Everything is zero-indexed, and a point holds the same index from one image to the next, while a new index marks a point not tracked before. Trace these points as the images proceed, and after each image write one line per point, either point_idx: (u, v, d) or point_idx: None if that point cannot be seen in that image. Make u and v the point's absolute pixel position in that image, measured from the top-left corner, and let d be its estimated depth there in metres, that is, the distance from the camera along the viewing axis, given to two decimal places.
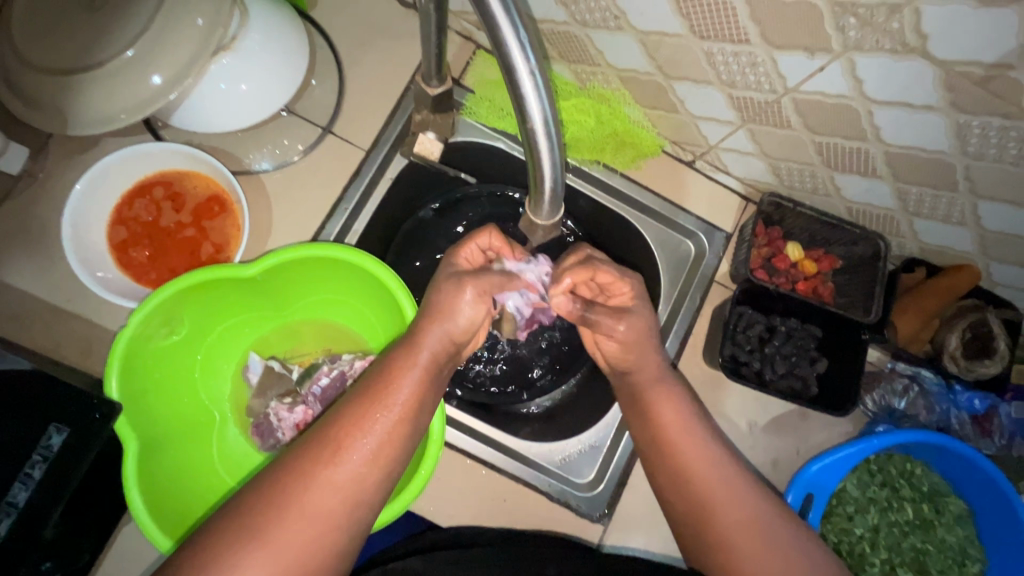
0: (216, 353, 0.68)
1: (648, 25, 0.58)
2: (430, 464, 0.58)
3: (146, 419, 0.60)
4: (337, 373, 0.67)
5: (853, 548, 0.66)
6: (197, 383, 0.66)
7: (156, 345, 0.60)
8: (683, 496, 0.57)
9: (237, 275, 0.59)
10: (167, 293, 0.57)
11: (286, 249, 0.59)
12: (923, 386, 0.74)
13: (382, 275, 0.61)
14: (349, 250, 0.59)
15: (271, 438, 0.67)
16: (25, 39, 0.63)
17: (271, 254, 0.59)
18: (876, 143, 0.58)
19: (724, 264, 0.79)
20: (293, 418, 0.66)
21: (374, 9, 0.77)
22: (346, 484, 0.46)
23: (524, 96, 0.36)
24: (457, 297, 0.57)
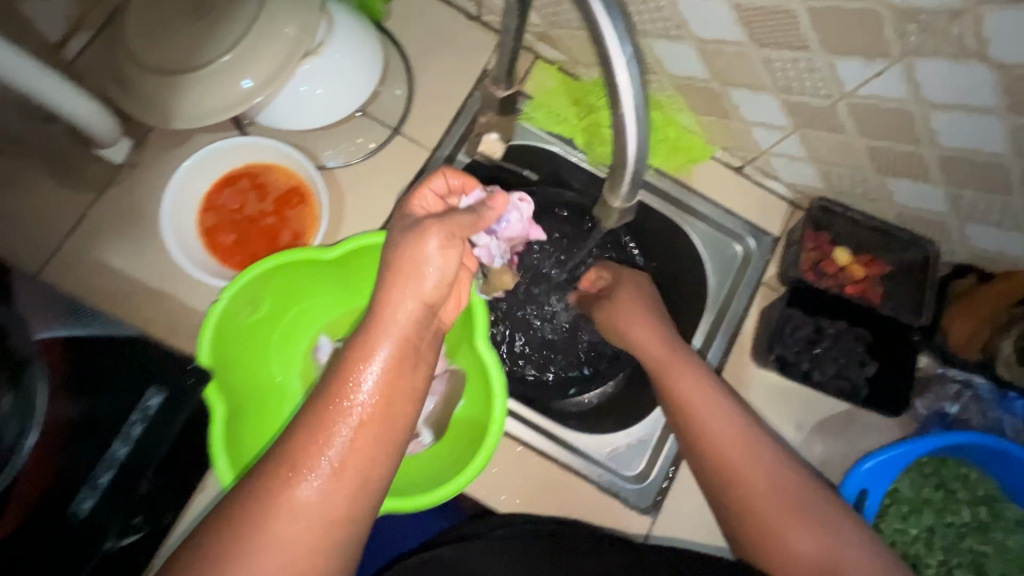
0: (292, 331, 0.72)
1: (709, 34, 0.62)
2: (492, 437, 0.59)
3: (234, 387, 0.64)
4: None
5: (909, 549, 0.66)
6: (272, 359, 0.71)
7: (243, 320, 0.65)
8: (734, 493, 0.61)
9: (318, 257, 0.63)
10: (257, 271, 0.61)
11: (364, 234, 0.63)
12: (977, 392, 0.74)
13: None
14: None
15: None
16: (135, 42, 0.70)
17: (353, 238, 0.63)
18: (930, 146, 0.60)
19: (771, 267, 0.81)
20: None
21: (442, 21, 0.82)
22: (313, 504, 0.41)
23: (617, 84, 0.39)
24: (419, 247, 0.47)
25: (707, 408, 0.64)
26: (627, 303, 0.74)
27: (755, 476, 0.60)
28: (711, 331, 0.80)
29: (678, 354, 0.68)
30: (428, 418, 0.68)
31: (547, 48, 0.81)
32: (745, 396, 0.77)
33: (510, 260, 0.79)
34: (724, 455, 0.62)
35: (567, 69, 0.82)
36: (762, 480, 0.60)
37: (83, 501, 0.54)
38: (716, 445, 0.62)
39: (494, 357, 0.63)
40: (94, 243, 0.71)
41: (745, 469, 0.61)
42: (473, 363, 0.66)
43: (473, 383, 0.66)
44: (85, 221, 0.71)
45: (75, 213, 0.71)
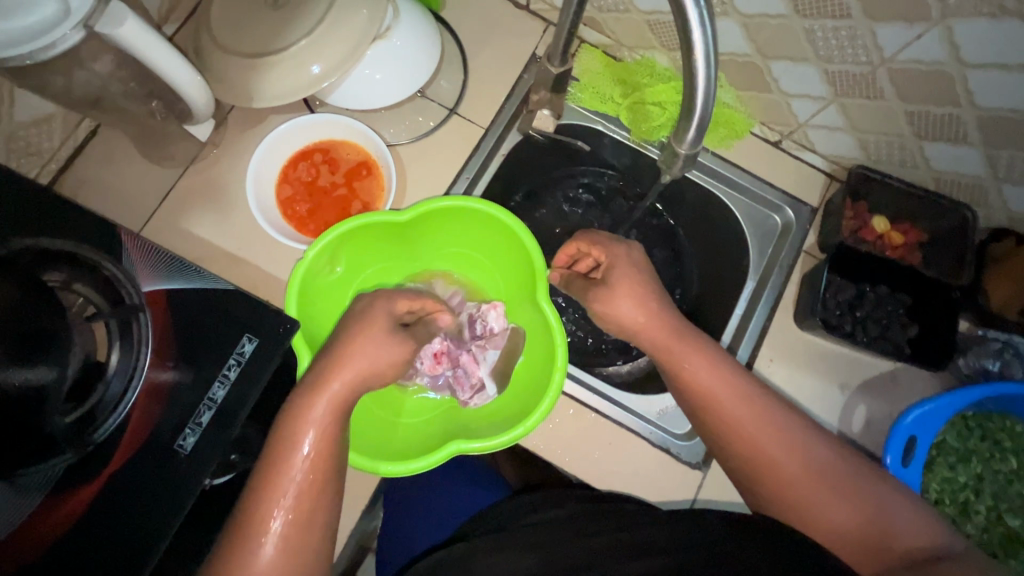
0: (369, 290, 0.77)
1: (754, 9, 0.67)
2: (557, 385, 0.63)
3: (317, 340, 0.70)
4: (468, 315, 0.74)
5: (956, 497, 0.68)
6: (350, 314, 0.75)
7: (323, 280, 0.70)
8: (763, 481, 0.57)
9: (390, 221, 0.68)
10: (337, 233, 0.66)
11: (433, 199, 0.67)
12: (1019, 351, 0.76)
13: (511, 222, 0.68)
14: (487, 202, 0.66)
15: (409, 371, 0.72)
16: (222, 31, 0.77)
17: (422, 203, 0.67)
18: (968, 107, 0.64)
19: (811, 235, 0.84)
20: (430, 347, 0.71)
21: (494, 10, 0.88)
22: (268, 566, 0.49)
23: (689, 30, 0.43)
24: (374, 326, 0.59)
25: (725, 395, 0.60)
26: (626, 281, 0.67)
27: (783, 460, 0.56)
28: (754, 298, 0.84)
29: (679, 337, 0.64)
30: (493, 368, 0.72)
31: (593, 33, 0.86)
32: (790, 358, 0.80)
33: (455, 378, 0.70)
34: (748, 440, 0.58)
35: (612, 52, 0.87)
36: (794, 460, 0.56)
37: (187, 437, 0.59)
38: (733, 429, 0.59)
39: (554, 311, 0.67)
40: (182, 214, 0.77)
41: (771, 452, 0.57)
42: (534, 319, 0.70)
43: (533, 338, 0.70)
44: (174, 194, 0.78)
45: (166, 186, 0.78)
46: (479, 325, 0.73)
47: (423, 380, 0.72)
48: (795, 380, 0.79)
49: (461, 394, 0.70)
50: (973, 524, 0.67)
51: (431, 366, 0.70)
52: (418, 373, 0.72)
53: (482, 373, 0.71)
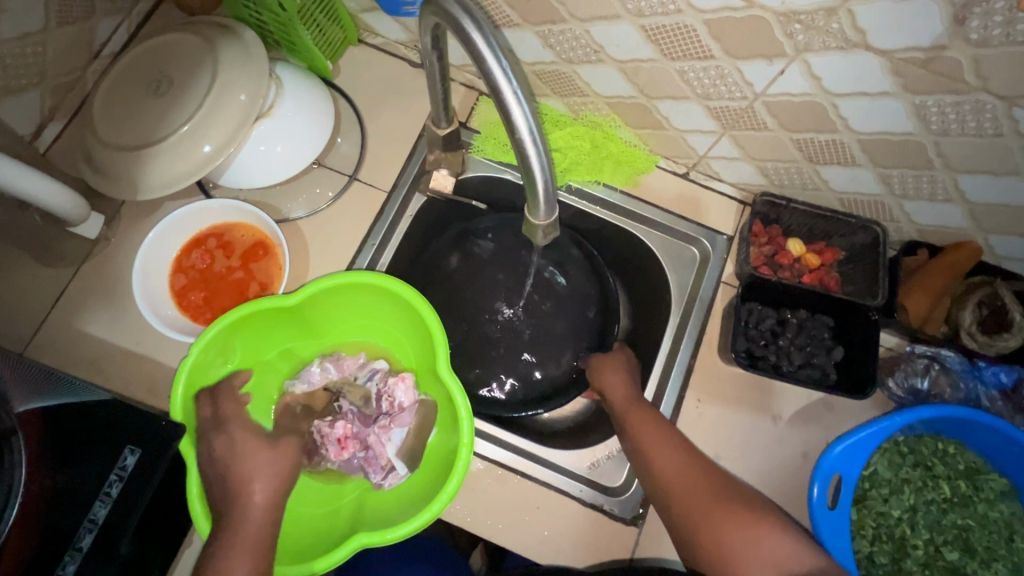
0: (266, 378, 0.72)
1: (625, 54, 0.66)
2: (462, 467, 0.59)
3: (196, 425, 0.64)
4: (374, 391, 0.71)
5: (893, 531, 0.65)
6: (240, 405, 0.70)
7: (213, 374, 0.66)
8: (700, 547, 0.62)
9: (278, 305, 0.65)
10: (221, 325, 0.63)
11: (321, 278, 0.64)
12: (945, 365, 0.74)
13: (405, 294, 0.65)
14: (379, 277, 0.64)
15: (317, 458, 0.69)
16: (101, 125, 0.76)
17: (309, 284, 0.64)
18: (848, 133, 0.63)
19: (729, 265, 0.82)
20: (333, 433, 0.68)
21: (388, 72, 0.87)
22: None
23: (508, 108, 0.43)
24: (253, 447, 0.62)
25: (682, 479, 0.64)
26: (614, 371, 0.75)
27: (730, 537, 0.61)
28: (677, 337, 0.81)
29: (638, 407, 0.69)
30: (400, 449, 0.68)
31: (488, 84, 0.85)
32: (720, 395, 0.77)
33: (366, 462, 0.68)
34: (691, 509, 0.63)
35: None
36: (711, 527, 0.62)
37: (66, 565, 0.56)
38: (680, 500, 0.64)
39: (460, 385, 0.64)
40: (75, 317, 0.75)
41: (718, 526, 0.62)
42: (441, 388, 0.67)
43: (444, 410, 0.67)
44: (66, 296, 0.75)
45: (57, 289, 0.75)
46: (385, 401, 0.70)
47: (332, 464, 0.69)
48: (727, 418, 0.76)
49: (373, 476, 0.67)
50: (913, 558, 0.64)
51: (337, 452, 0.68)
52: (327, 459, 0.69)
53: (389, 454, 0.68)
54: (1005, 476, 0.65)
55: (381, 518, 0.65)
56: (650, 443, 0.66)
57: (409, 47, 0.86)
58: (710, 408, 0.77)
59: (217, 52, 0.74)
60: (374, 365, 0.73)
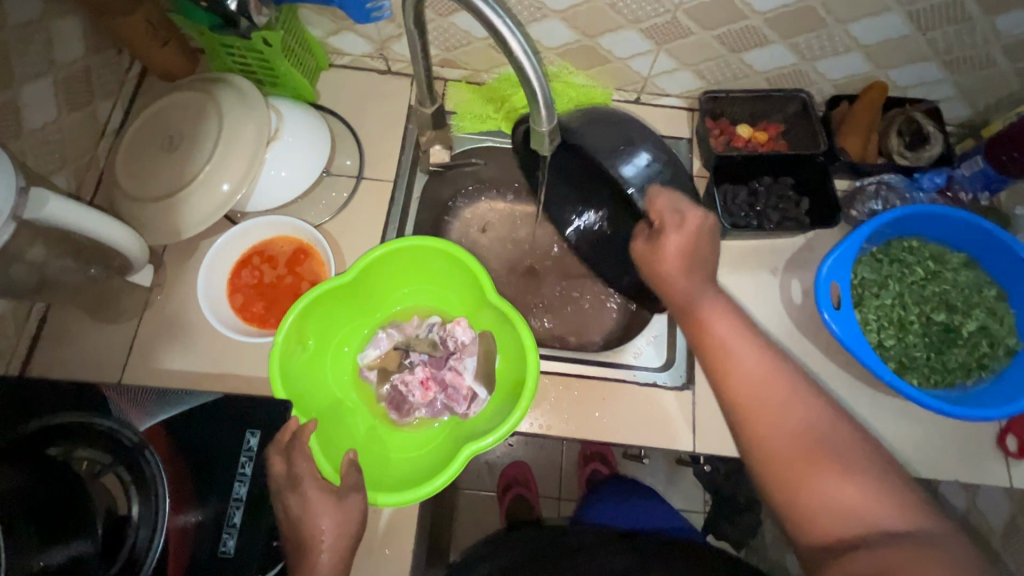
0: (339, 358, 0.83)
1: (562, 4, 0.80)
2: (533, 381, 0.68)
3: (306, 391, 0.76)
4: (437, 338, 0.83)
5: (891, 317, 0.78)
6: (325, 383, 0.80)
7: (299, 358, 0.76)
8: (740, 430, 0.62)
9: (340, 285, 0.75)
10: (298, 312, 0.72)
11: (370, 252, 0.75)
12: (891, 185, 0.87)
13: (443, 245, 0.76)
14: (421, 237, 0.75)
15: (406, 408, 0.80)
16: (129, 186, 0.84)
17: (362, 258, 0.75)
18: (754, 15, 0.77)
19: (696, 161, 0.96)
20: (415, 377, 0.79)
21: (363, 85, 0.99)
22: None
23: (504, 38, 0.55)
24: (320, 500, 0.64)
25: None
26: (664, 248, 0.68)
27: (777, 417, 0.60)
28: None
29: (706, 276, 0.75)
30: (475, 374, 0.79)
31: (451, 71, 0.97)
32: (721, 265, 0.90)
33: (451, 399, 0.78)
34: (752, 393, 0.61)
35: (473, 80, 0.99)
36: None
37: (227, 540, 0.64)
38: (732, 381, 0.63)
39: (522, 318, 0.73)
40: (151, 356, 0.82)
41: (770, 411, 0.60)
42: (496, 319, 0.78)
43: (505, 330, 0.77)
44: (138, 342, 0.82)
45: (128, 338, 0.82)
46: (450, 342, 0.81)
47: (418, 413, 0.80)
48: (734, 281, 0.89)
49: (459, 408, 0.77)
50: (913, 333, 0.77)
51: (424, 394, 0.79)
52: (415, 407, 0.80)
53: (468, 382, 0.78)
54: (958, 250, 0.80)
55: (473, 432, 0.74)
56: (725, 341, 0.64)
57: (374, 58, 0.97)
58: (720, 277, 0.89)
59: (218, 99, 0.84)
60: (431, 320, 0.85)
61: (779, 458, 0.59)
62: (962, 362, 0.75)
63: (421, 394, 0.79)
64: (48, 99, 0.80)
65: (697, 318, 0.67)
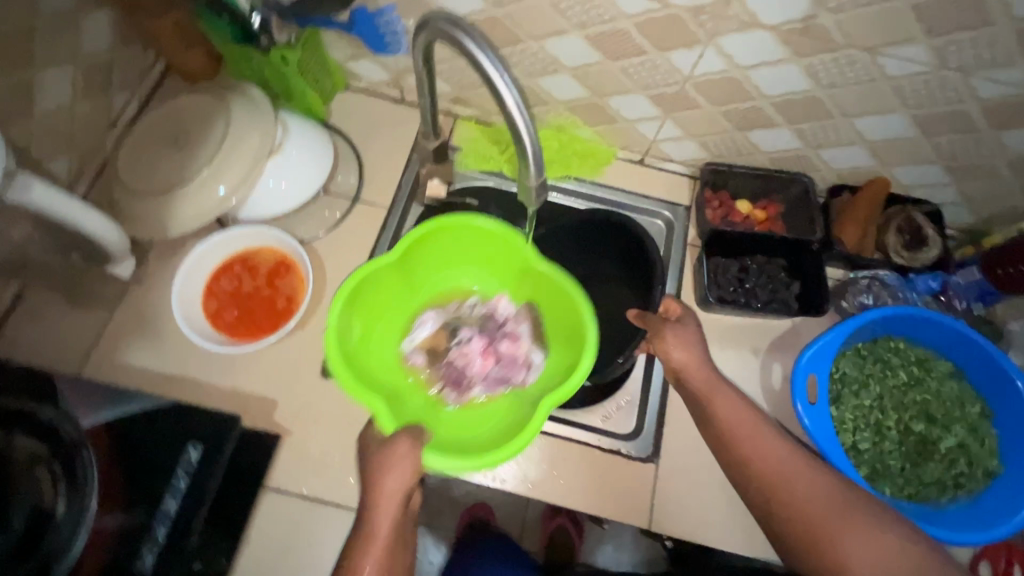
0: (381, 331, 0.81)
1: (575, 61, 0.81)
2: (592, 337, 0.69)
3: (353, 357, 0.72)
4: (484, 314, 0.84)
5: (869, 419, 0.75)
6: (367, 356, 0.77)
7: (350, 323, 0.73)
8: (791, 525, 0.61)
9: (401, 249, 0.74)
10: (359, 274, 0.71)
11: (433, 220, 0.75)
12: (884, 282, 0.86)
13: (482, 222, 0.76)
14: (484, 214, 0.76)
15: (465, 385, 0.79)
16: (127, 178, 0.85)
17: (424, 224, 0.75)
18: (762, 98, 0.78)
19: (692, 230, 0.95)
20: (474, 349, 0.80)
21: (375, 110, 1.01)
22: None
23: (498, 89, 0.56)
24: (390, 450, 0.64)
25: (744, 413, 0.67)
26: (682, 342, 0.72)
27: None
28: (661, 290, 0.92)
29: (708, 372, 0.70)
30: (530, 342, 0.81)
31: (463, 108, 0.99)
32: None
33: (505, 373, 0.78)
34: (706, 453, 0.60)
35: (483, 120, 1.00)
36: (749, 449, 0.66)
37: (145, 556, 0.62)
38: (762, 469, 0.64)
39: (555, 267, 0.75)
40: (117, 350, 0.81)
41: (779, 470, 0.63)
42: (540, 289, 0.80)
43: (557, 300, 0.78)
44: (106, 333, 0.82)
45: (97, 328, 0.82)
46: (496, 317, 0.83)
47: (476, 390, 0.79)
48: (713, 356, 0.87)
49: (517, 376, 0.78)
50: (889, 439, 0.74)
51: (483, 363, 0.79)
52: (473, 382, 0.79)
53: (524, 351, 0.80)
54: (948, 358, 0.77)
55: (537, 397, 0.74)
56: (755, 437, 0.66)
57: (390, 86, 1.00)
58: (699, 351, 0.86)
59: (229, 105, 0.86)
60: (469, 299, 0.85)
61: (818, 518, 0.60)
62: (937, 478, 0.72)
63: (479, 368, 0.78)
64: (65, 86, 0.83)
65: (705, 400, 0.69)
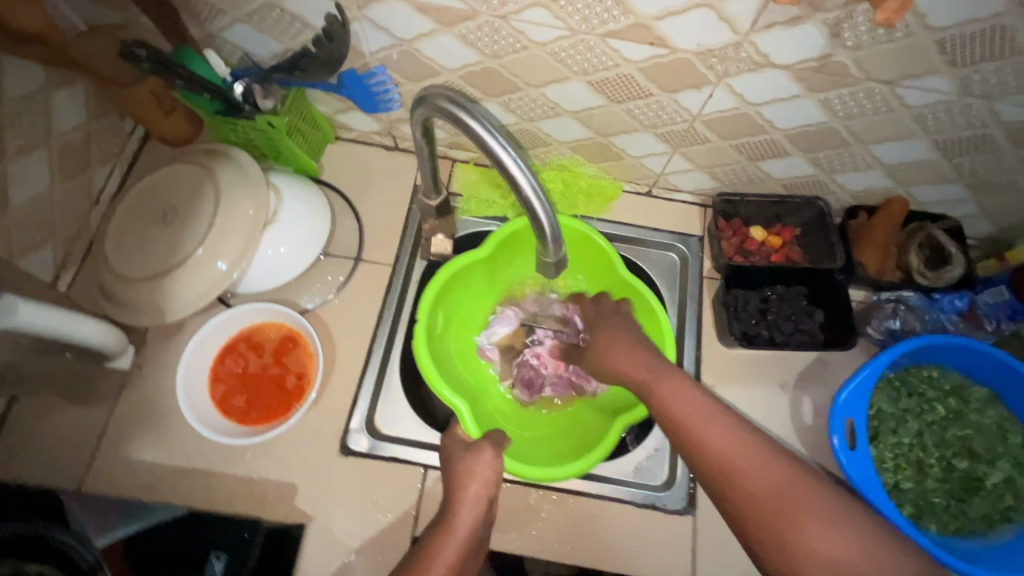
0: (470, 326, 0.90)
1: (576, 105, 0.77)
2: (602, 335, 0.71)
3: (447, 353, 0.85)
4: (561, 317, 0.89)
5: (910, 457, 0.73)
6: (453, 351, 0.87)
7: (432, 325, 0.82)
8: (780, 545, 0.48)
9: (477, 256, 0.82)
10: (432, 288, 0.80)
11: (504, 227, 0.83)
12: (909, 304, 0.84)
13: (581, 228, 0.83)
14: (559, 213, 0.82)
15: (536, 387, 0.85)
16: (116, 261, 0.81)
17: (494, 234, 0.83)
18: (775, 131, 0.75)
19: (707, 262, 0.92)
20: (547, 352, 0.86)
21: (368, 161, 0.97)
22: None
23: (514, 176, 0.54)
24: (481, 457, 0.71)
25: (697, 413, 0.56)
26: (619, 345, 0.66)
27: None
28: (680, 329, 0.89)
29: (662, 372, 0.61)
30: None
31: (459, 152, 0.95)
32: (728, 376, 0.86)
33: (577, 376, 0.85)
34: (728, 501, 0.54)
35: (481, 162, 0.96)
36: None
37: None
38: (732, 480, 0.52)
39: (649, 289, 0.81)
40: (123, 446, 0.77)
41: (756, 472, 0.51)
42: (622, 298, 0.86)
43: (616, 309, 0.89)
44: (109, 429, 0.78)
45: (100, 424, 0.78)
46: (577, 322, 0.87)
47: (546, 392, 0.86)
48: (740, 395, 0.85)
49: (588, 386, 0.85)
50: (931, 477, 0.73)
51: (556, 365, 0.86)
52: (544, 384, 0.86)
53: None
54: (983, 385, 0.75)
55: (611, 410, 0.82)
56: (711, 432, 0.54)
57: (382, 135, 0.95)
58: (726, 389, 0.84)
59: (217, 176, 0.81)
60: (548, 298, 0.92)
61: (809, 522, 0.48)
62: (984, 514, 0.71)
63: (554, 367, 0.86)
64: (42, 172, 0.78)
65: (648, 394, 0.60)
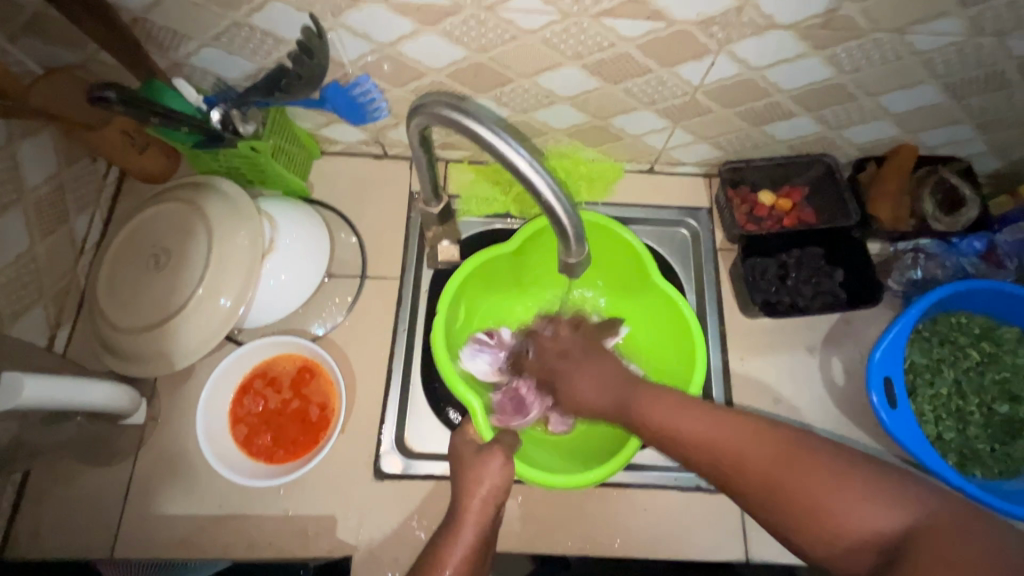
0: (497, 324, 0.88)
1: (572, 91, 0.74)
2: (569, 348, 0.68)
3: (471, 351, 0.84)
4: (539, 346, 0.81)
5: (949, 406, 0.73)
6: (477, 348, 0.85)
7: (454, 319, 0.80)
8: (787, 518, 0.49)
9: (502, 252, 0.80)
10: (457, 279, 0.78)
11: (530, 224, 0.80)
12: (928, 252, 0.83)
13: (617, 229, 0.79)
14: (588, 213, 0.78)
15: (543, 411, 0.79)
16: (111, 313, 0.77)
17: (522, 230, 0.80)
18: (779, 93, 0.72)
19: (719, 234, 0.90)
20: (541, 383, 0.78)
21: (359, 172, 0.93)
22: None
23: (531, 179, 0.51)
24: (488, 462, 0.66)
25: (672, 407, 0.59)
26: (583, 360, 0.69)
27: None
28: (700, 305, 0.87)
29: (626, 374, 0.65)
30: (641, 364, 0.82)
31: (451, 152, 0.91)
32: (754, 347, 0.85)
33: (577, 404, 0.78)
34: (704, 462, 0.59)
35: (475, 160, 0.92)
36: None
37: None
38: (732, 471, 0.53)
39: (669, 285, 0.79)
40: (150, 502, 0.75)
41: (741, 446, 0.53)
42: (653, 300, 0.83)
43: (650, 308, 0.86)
44: (134, 487, 0.75)
45: (123, 483, 0.76)
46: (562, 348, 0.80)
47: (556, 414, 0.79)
48: (769, 365, 0.84)
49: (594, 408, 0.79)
50: (973, 424, 0.72)
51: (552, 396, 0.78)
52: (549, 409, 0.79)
53: None
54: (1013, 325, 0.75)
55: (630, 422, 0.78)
56: (687, 425, 0.56)
57: (369, 144, 0.91)
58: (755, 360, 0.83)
59: (205, 210, 0.77)
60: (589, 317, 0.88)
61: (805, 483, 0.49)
62: None
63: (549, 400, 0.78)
64: (20, 231, 0.74)
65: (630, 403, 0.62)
